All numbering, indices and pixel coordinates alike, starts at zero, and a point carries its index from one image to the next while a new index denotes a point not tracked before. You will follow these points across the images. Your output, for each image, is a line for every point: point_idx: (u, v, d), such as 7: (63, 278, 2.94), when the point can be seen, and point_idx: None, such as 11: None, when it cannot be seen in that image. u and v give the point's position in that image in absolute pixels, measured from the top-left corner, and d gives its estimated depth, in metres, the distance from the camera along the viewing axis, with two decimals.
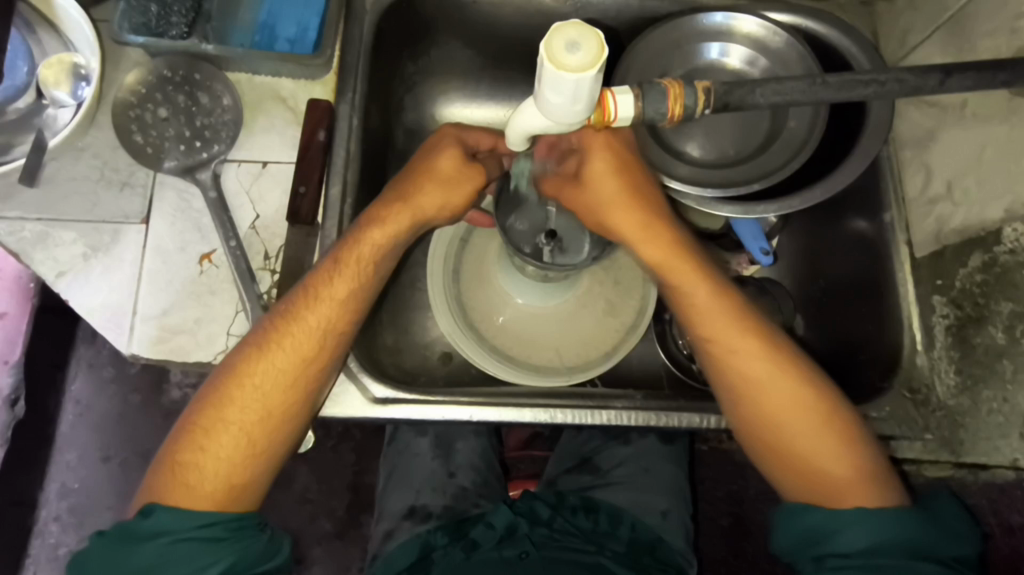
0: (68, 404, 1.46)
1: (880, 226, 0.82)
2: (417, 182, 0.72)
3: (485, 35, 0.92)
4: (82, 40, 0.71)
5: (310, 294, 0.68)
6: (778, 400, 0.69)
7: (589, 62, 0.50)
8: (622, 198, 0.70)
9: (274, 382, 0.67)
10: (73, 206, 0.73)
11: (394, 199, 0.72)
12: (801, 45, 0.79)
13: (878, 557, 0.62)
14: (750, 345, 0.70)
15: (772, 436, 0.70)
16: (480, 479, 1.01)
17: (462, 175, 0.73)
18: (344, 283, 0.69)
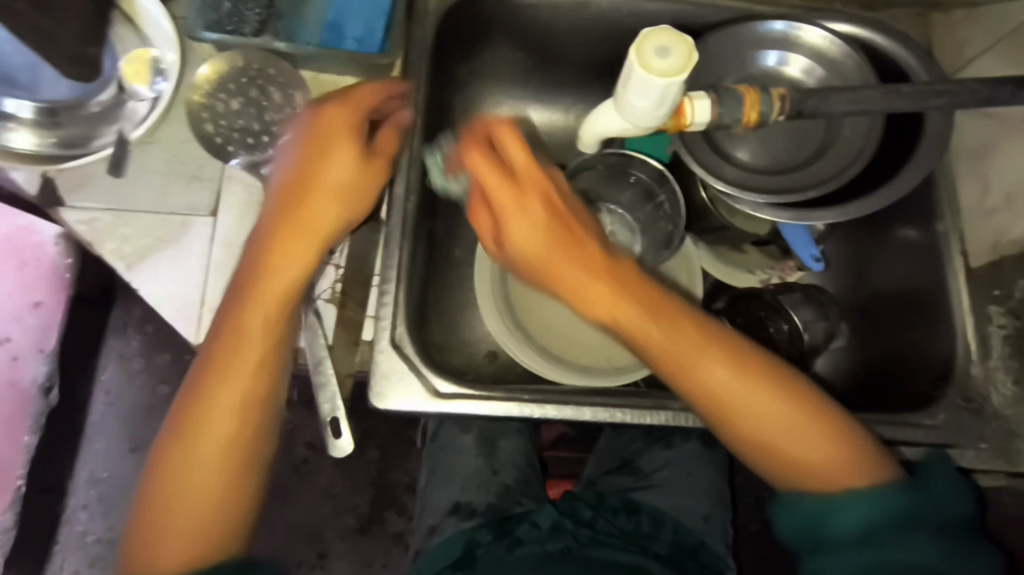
0: (98, 393, 1.47)
1: (932, 234, 0.83)
2: (323, 155, 0.66)
3: (539, 38, 0.93)
4: (162, 36, 0.75)
5: (264, 270, 0.64)
6: (720, 388, 0.64)
7: (679, 68, 0.51)
8: (527, 193, 0.64)
9: (245, 372, 0.63)
10: (143, 198, 0.74)
11: (296, 198, 0.65)
12: (861, 57, 0.80)
13: (872, 540, 0.59)
14: (681, 336, 0.64)
15: (733, 431, 0.65)
16: (523, 477, 1.01)
17: (346, 151, 0.66)
18: (286, 267, 0.65)
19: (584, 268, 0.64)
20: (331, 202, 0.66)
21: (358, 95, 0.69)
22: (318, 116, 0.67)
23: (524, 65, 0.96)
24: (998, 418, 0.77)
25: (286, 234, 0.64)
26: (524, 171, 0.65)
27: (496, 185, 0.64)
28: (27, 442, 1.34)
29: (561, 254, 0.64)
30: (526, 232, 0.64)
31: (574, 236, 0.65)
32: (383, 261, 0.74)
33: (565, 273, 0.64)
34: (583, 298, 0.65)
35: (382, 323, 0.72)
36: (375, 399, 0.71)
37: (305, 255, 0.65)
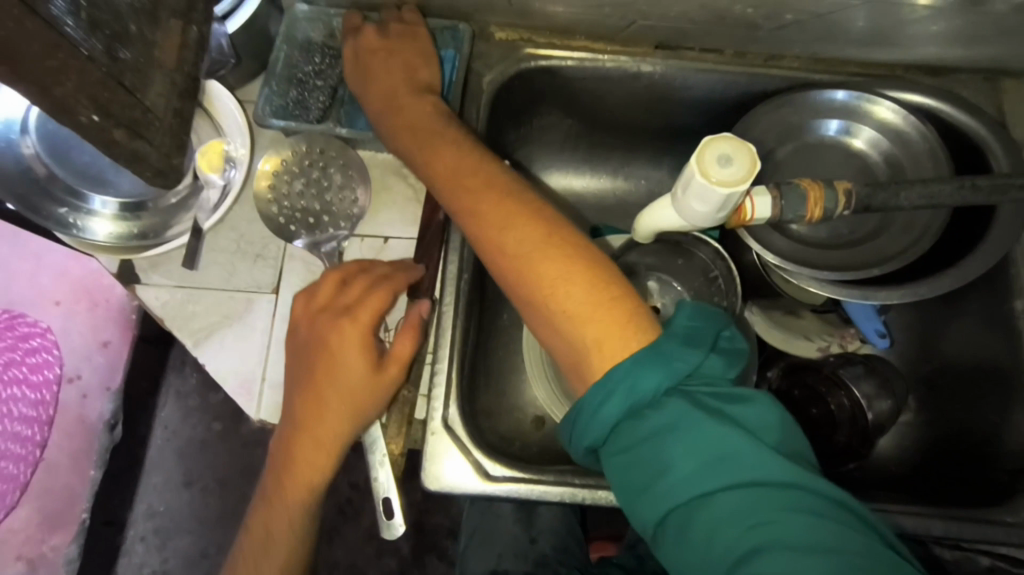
0: (156, 428, 1.53)
1: (1010, 312, 0.79)
2: (342, 356, 0.71)
3: (589, 109, 0.94)
4: (234, 128, 0.79)
5: (287, 469, 0.72)
6: (544, 271, 0.63)
7: (741, 177, 0.50)
8: (419, 119, 0.75)
9: (280, 515, 0.72)
10: (211, 276, 0.78)
11: (312, 414, 0.70)
12: (935, 137, 0.76)
13: (653, 460, 0.52)
14: (516, 218, 0.66)
15: (556, 313, 0.61)
16: (561, 545, 1.00)
17: (356, 356, 0.71)
18: (332, 420, 0.70)
19: (556, 260, 0.63)
20: (345, 406, 0.70)
21: (359, 306, 0.72)
22: (330, 302, 0.73)
23: (574, 132, 0.98)
24: None
25: (323, 379, 0.70)
26: (419, 139, 0.74)
27: (466, 175, 0.71)
28: (93, 476, 1.42)
29: (545, 261, 0.63)
30: (438, 169, 0.72)
31: (563, 235, 0.65)
32: (436, 339, 0.75)
33: (532, 260, 0.64)
34: (540, 282, 0.62)
35: (434, 402, 0.73)
36: (430, 482, 0.71)
37: (323, 459, 0.71)
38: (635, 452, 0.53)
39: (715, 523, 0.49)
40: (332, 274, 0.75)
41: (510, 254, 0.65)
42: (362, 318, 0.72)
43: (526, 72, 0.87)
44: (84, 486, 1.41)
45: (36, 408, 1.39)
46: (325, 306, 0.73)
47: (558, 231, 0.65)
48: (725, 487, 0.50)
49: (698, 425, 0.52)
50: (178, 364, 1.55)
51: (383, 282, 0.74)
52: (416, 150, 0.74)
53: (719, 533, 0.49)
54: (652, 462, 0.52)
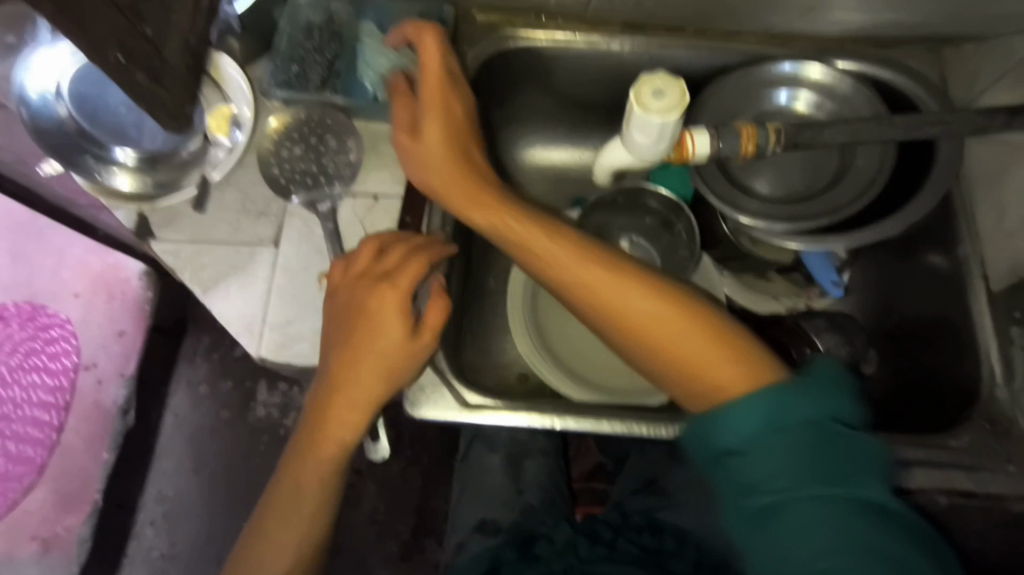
0: (167, 414, 1.57)
1: (955, 261, 0.82)
2: (379, 322, 0.74)
3: (565, 91, 1.01)
4: (239, 94, 0.87)
5: (320, 425, 0.75)
6: (649, 321, 0.66)
7: (673, 106, 0.58)
8: (429, 83, 0.79)
9: (311, 475, 0.74)
10: (219, 231, 0.86)
11: (347, 374, 0.74)
12: (866, 89, 0.85)
13: (752, 479, 0.55)
14: (571, 257, 0.70)
15: (670, 354, 0.64)
16: (547, 498, 1.05)
17: (393, 320, 0.74)
18: (367, 375, 0.74)
19: (683, 331, 0.65)
20: (382, 370, 0.74)
21: (395, 273, 0.76)
22: (369, 271, 0.77)
23: (553, 110, 1.05)
24: None
25: (362, 333, 0.74)
26: (471, 196, 0.77)
27: (531, 237, 0.73)
28: (105, 459, 1.45)
29: (687, 326, 0.65)
30: (505, 235, 0.74)
31: (675, 290, 0.68)
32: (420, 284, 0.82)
33: (670, 336, 0.65)
34: (662, 345, 0.65)
35: None
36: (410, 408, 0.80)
37: (358, 415, 0.74)
38: (727, 466, 0.57)
39: (799, 531, 0.52)
40: (368, 246, 0.79)
41: (620, 314, 0.67)
42: (399, 285, 0.75)
43: (506, 52, 0.96)
44: (97, 469, 1.44)
45: (53, 394, 1.47)
46: (366, 272, 0.77)
47: (667, 292, 0.67)
48: (814, 497, 0.53)
49: (835, 445, 0.55)
50: (190, 353, 1.60)
51: (417, 250, 0.79)
52: (477, 213, 0.76)
53: (799, 543, 0.52)
54: (837, 477, 0.54)
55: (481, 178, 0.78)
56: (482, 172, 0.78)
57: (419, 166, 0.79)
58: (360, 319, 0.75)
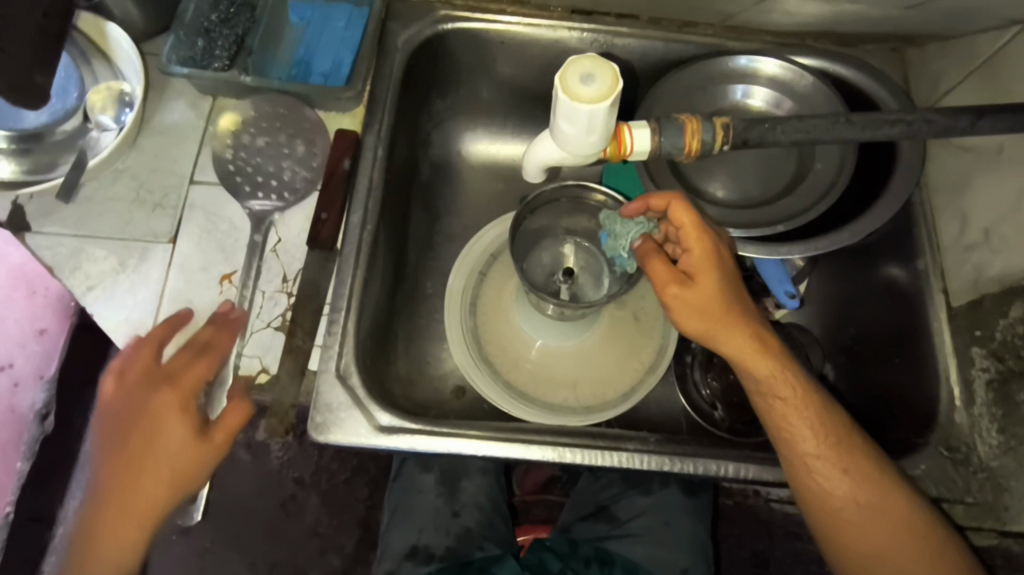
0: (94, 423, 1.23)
1: (914, 273, 0.76)
2: (160, 424, 0.64)
3: (509, 86, 0.91)
4: (131, 70, 0.78)
5: (91, 541, 0.62)
6: (825, 468, 0.64)
7: (603, 93, 0.50)
8: (705, 255, 0.65)
9: (115, 554, 0.62)
10: (107, 224, 0.76)
11: (121, 483, 0.62)
12: (826, 86, 0.78)
13: None
14: (792, 401, 0.65)
15: (848, 516, 0.65)
16: (486, 520, 0.96)
17: (177, 423, 0.64)
18: (143, 495, 0.62)
19: (847, 479, 0.64)
20: (159, 476, 0.63)
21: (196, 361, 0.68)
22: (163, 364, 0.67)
23: (503, 101, 0.93)
24: (985, 469, 0.69)
25: (139, 437, 0.63)
26: (727, 284, 0.65)
27: (749, 351, 0.64)
28: (19, 469, 1.16)
29: (873, 496, 0.64)
30: (713, 325, 0.64)
31: (872, 461, 0.65)
32: (336, 289, 0.73)
33: (837, 480, 0.64)
34: (834, 502, 0.65)
35: (329, 351, 0.71)
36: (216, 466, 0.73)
37: (128, 539, 0.62)
38: None
39: None
40: (162, 322, 0.70)
41: (829, 502, 0.65)
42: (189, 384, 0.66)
43: (446, 35, 0.84)
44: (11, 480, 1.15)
45: None
46: (146, 374, 0.67)
47: (845, 444, 0.65)
48: None
49: None
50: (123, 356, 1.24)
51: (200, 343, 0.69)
52: (701, 298, 0.64)
53: None
54: None
55: (716, 274, 0.65)
56: (715, 240, 0.66)
57: (643, 249, 0.68)
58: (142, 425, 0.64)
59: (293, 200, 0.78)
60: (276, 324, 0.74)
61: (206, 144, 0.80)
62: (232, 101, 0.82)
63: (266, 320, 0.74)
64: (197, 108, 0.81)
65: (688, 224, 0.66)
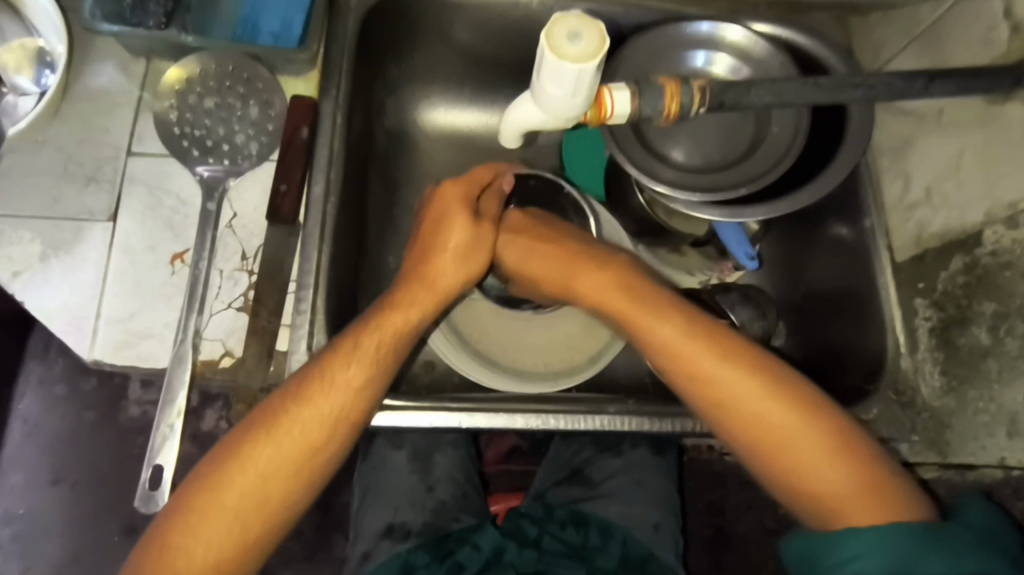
0: (18, 420, 1.10)
1: (859, 232, 0.81)
2: (362, 335, 0.64)
3: (467, 51, 0.88)
4: (48, 26, 0.72)
5: (315, 379, 0.62)
6: (733, 398, 0.62)
7: (592, 52, 0.50)
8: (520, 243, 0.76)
9: (284, 468, 0.59)
10: (32, 202, 0.71)
11: (370, 327, 0.65)
12: (780, 52, 0.79)
13: None
14: (695, 336, 0.65)
15: (764, 447, 0.61)
16: (460, 492, 0.95)
17: (457, 220, 0.72)
18: (370, 345, 0.64)
19: (756, 400, 0.62)
20: (341, 389, 0.62)
21: (431, 252, 0.72)
22: (439, 283, 0.71)
23: (460, 68, 0.90)
24: (929, 410, 0.76)
25: (405, 287, 0.69)
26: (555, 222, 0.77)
27: (567, 269, 0.73)
28: None
29: (788, 425, 0.61)
30: (529, 256, 0.75)
31: (788, 395, 0.62)
32: (300, 266, 0.68)
33: (740, 408, 0.62)
34: (753, 431, 0.62)
35: (298, 331, 0.66)
36: (161, 459, 0.64)
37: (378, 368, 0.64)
38: None
39: None
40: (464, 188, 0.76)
41: (723, 400, 0.63)
42: (413, 292, 0.69)
43: None
44: None
45: None
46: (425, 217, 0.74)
47: (718, 341, 0.65)
48: None
49: None
50: (42, 346, 1.09)
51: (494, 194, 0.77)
52: (510, 253, 0.77)
53: None
54: None
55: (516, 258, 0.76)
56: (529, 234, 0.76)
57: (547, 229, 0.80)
58: (416, 283, 0.70)
59: (248, 168, 0.73)
60: (238, 304, 0.71)
61: (144, 112, 0.74)
62: (169, 64, 0.75)
63: (226, 301, 0.70)
64: (130, 72, 0.75)
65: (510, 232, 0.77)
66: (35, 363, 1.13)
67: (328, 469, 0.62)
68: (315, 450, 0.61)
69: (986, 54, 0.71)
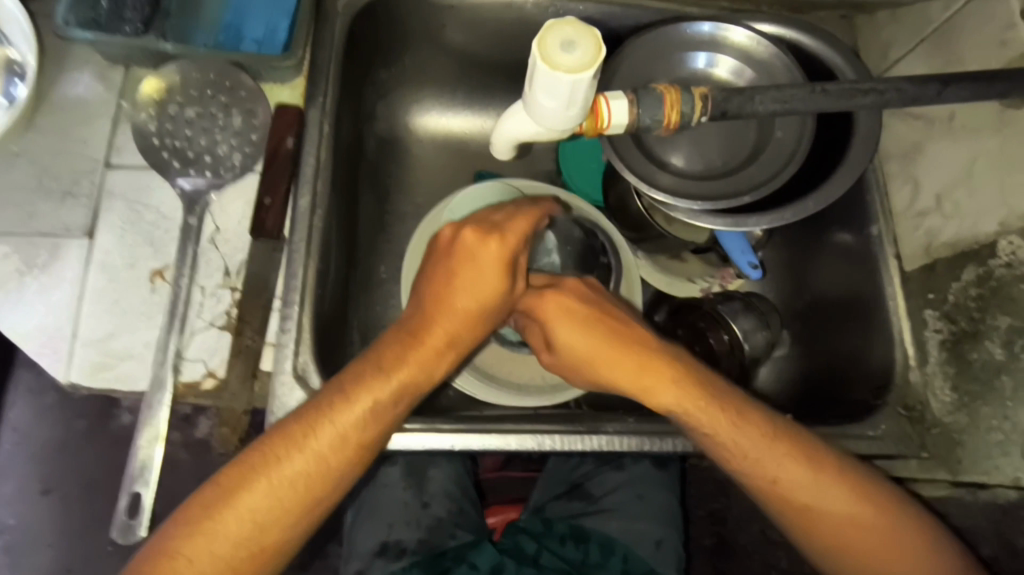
0: (5, 433, 1.07)
1: (866, 240, 0.78)
2: (374, 388, 0.58)
3: (461, 53, 0.84)
4: (17, 34, 0.68)
5: (317, 431, 0.57)
6: (792, 480, 0.61)
7: (586, 62, 0.47)
8: (561, 318, 0.64)
9: (276, 514, 0.56)
10: (6, 217, 0.68)
11: (380, 381, 0.58)
12: (785, 54, 0.76)
13: None
14: (749, 421, 0.62)
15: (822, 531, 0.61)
16: (456, 508, 0.92)
17: (490, 271, 0.61)
18: (382, 398, 0.58)
19: (828, 487, 0.61)
20: (348, 441, 0.57)
21: (453, 295, 0.61)
22: (451, 334, 0.62)
23: (454, 71, 0.87)
24: (940, 426, 0.73)
25: (419, 338, 0.61)
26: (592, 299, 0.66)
27: (622, 365, 0.63)
28: None
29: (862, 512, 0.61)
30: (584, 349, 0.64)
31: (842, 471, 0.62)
32: (286, 282, 0.66)
33: (805, 490, 0.61)
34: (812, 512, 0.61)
35: (284, 350, 0.64)
36: (140, 485, 0.61)
37: (386, 420, 0.59)
38: None
39: None
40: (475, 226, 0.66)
41: (808, 509, 0.61)
42: (434, 344, 0.61)
43: None
44: None
45: None
46: (462, 253, 0.62)
47: (790, 442, 0.62)
48: None
49: None
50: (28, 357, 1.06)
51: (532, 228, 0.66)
52: (556, 334, 0.64)
53: None
54: None
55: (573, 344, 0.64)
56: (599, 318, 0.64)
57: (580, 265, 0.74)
58: (435, 334, 0.61)
59: (230, 179, 0.70)
60: (221, 322, 0.67)
61: (122, 121, 0.71)
62: (148, 71, 0.72)
63: (208, 318, 0.67)
64: (107, 81, 0.72)
65: (548, 302, 0.65)
66: (24, 374, 1.11)
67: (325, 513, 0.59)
68: (314, 498, 0.57)
69: (1000, 56, 0.68)
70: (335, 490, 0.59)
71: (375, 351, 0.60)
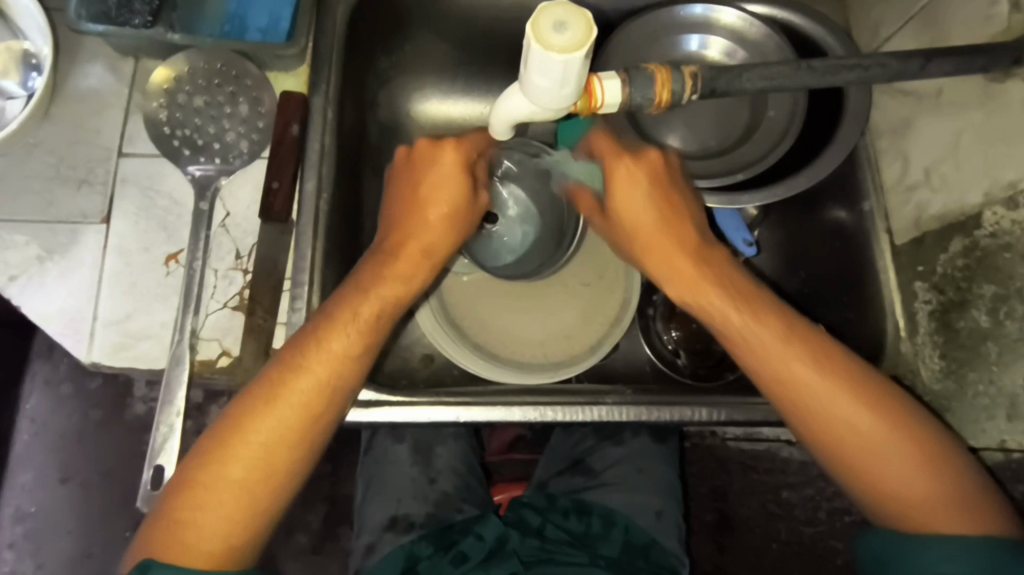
0: (24, 422, 1.11)
1: (859, 215, 0.81)
2: (360, 301, 0.63)
3: (460, 40, 0.86)
4: (32, 27, 0.71)
5: (311, 344, 0.61)
6: (827, 399, 0.59)
7: (577, 42, 0.49)
8: (631, 193, 0.67)
9: (282, 435, 0.59)
10: (26, 206, 0.71)
11: (363, 292, 0.63)
12: (776, 33, 0.77)
13: None
14: (794, 348, 0.61)
15: (858, 455, 0.59)
16: (462, 484, 0.95)
17: (451, 183, 0.67)
18: (366, 311, 0.63)
19: (866, 410, 0.59)
20: (338, 355, 0.61)
21: (425, 207, 0.67)
22: (426, 247, 0.66)
23: (454, 57, 0.88)
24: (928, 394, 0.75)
25: (397, 255, 0.65)
26: (663, 226, 0.66)
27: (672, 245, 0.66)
28: None
29: (898, 441, 0.58)
30: (644, 219, 0.66)
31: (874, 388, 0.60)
32: (295, 262, 0.68)
33: (838, 413, 0.59)
34: (846, 436, 0.59)
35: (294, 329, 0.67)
36: (162, 458, 0.64)
37: (372, 331, 0.63)
38: None
39: None
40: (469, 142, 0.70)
41: (841, 425, 0.59)
42: (412, 259, 0.66)
43: None
44: None
45: None
46: (433, 170, 0.67)
47: (823, 353, 0.61)
48: None
49: None
50: (44, 349, 1.09)
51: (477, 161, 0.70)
52: (618, 194, 0.67)
53: None
54: None
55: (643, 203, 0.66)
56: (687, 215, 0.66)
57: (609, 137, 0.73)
58: (410, 247, 0.66)
59: (239, 166, 0.72)
60: (233, 303, 0.71)
61: (133, 111, 0.74)
62: (157, 63, 0.75)
63: (221, 300, 0.71)
64: (117, 72, 0.74)
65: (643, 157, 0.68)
66: (40, 365, 1.14)
67: (326, 434, 0.62)
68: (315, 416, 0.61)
69: (985, 31, 0.70)
70: (332, 408, 0.62)
71: (359, 272, 0.65)
